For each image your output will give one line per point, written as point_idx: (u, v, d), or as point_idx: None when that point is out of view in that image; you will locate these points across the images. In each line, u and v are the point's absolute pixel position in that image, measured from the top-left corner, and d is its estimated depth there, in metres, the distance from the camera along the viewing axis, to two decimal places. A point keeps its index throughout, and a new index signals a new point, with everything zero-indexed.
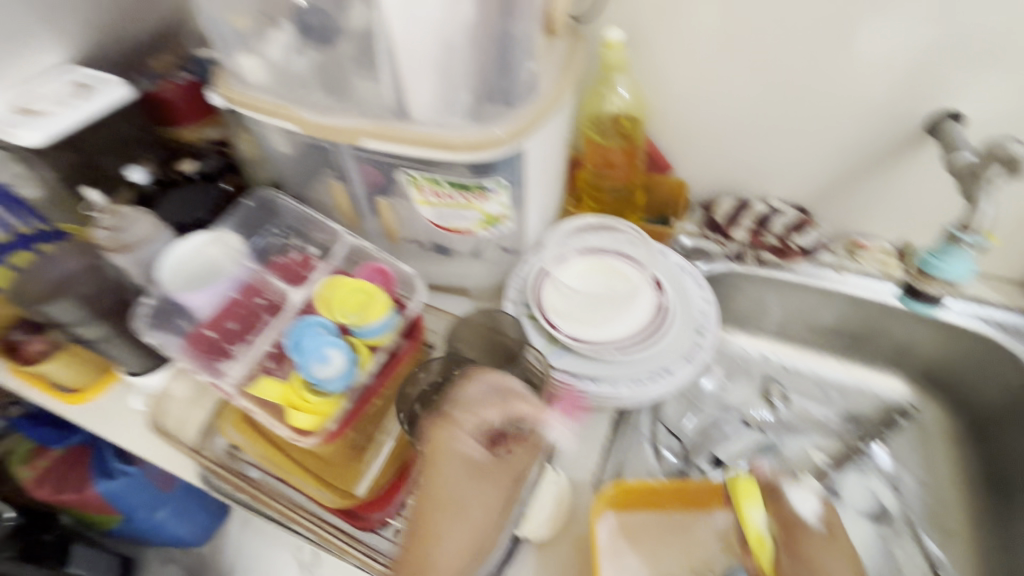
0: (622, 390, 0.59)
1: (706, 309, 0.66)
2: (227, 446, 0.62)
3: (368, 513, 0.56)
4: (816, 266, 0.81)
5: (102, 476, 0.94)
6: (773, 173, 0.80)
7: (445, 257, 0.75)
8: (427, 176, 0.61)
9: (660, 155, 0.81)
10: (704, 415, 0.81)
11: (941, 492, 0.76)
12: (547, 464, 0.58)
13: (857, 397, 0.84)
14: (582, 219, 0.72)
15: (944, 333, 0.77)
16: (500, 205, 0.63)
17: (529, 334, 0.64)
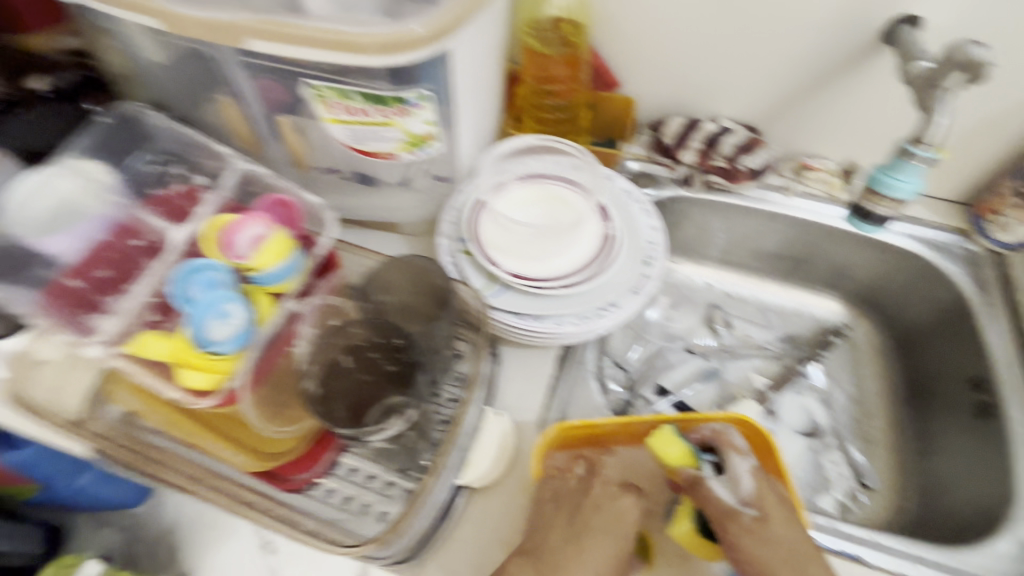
0: (566, 327, 0.55)
1: (655, 238, 0.62)
2: (122, 414, 0.53)
3: (292, 475, 0.51)
4: (763, 189, 0.78)
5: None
6: (722, 88, 0.75)
7: (372, 189, 0.66)
8: (334, 87, 0.51)
9: (606, 69, 0.75)
10: (649, 345, 0.80)
11: (871, 405, 0.77)
12: (485, 406, 0.54)
13: (794, 318, 0.85)
14: (523, 140, 0.65)
15: (884, 254, 0.77)
16: (425, 122, 0.54)
17: (466, 271, 0.58)
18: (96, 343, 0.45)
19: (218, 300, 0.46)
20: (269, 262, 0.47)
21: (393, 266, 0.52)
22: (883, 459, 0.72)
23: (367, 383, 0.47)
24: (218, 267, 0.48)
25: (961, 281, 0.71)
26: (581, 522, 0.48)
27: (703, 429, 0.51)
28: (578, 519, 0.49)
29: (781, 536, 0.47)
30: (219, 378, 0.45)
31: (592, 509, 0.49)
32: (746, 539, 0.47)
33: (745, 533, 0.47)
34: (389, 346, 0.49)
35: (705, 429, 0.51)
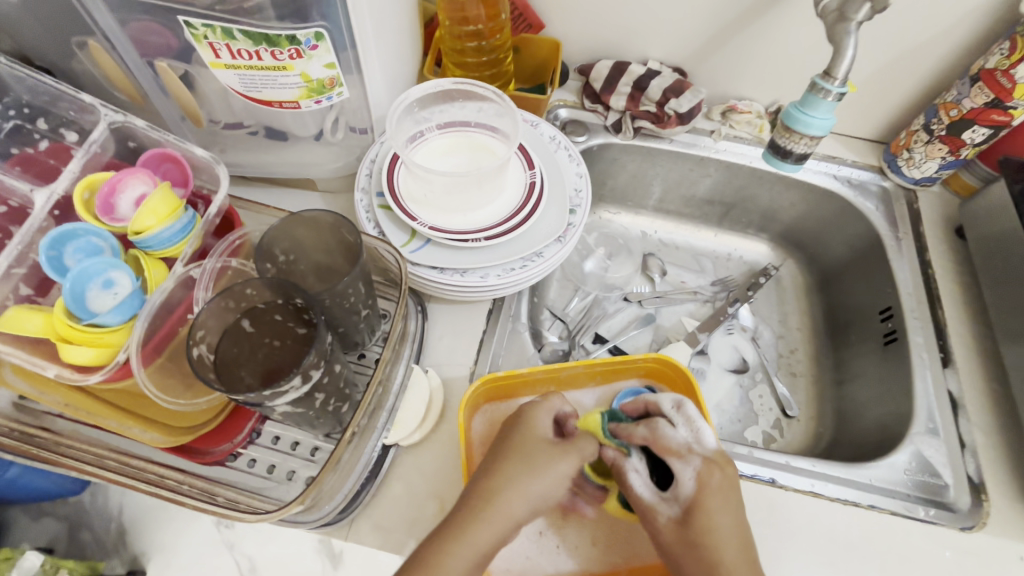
0: (490, 280, 0.54)
1: (580, 184, 0.60)
2: (12, 398, 0.49)
3: (212, 447, 0.49)
4: (692, 133, 0.78)
5: None
6: (647, 29, 0.73)
7: (284, 144, 0.61)
8: (213, 26, 0.46)
9: (531, 12, 0.73)
10: (586, 295, 0.81)
11: (795, 340, 0.81)
12: (413, 363, 0.54)
13: (726, 262, 0.87)
14: (434, 81, 0.59)
15: (806, 194, 0.79)
16: (325, 65, 0.50)
17: (385, 227, 0.56)
18: None
19: (100, 267, 0.42)
20: (154, 224, 0.43)
21: (294, 221, 0.46)
22: (804, 390, 0.76)
23: (275, 348, 0.41)
24: (99, 232, 0.44)
25: (875, 218, 0.73)
26: (540, 453, 0.44)
27: (636, 432, 0.48)
28: (525, 449, 0.45)
29: (714, 531, 0.43)
30: (108, 352, 0.41)
31: (551, 450, 0.45)
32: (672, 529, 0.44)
33: (672, 524, 0.44)
34: (291, 306, 0.42)
35: (639, 432, 0.48)
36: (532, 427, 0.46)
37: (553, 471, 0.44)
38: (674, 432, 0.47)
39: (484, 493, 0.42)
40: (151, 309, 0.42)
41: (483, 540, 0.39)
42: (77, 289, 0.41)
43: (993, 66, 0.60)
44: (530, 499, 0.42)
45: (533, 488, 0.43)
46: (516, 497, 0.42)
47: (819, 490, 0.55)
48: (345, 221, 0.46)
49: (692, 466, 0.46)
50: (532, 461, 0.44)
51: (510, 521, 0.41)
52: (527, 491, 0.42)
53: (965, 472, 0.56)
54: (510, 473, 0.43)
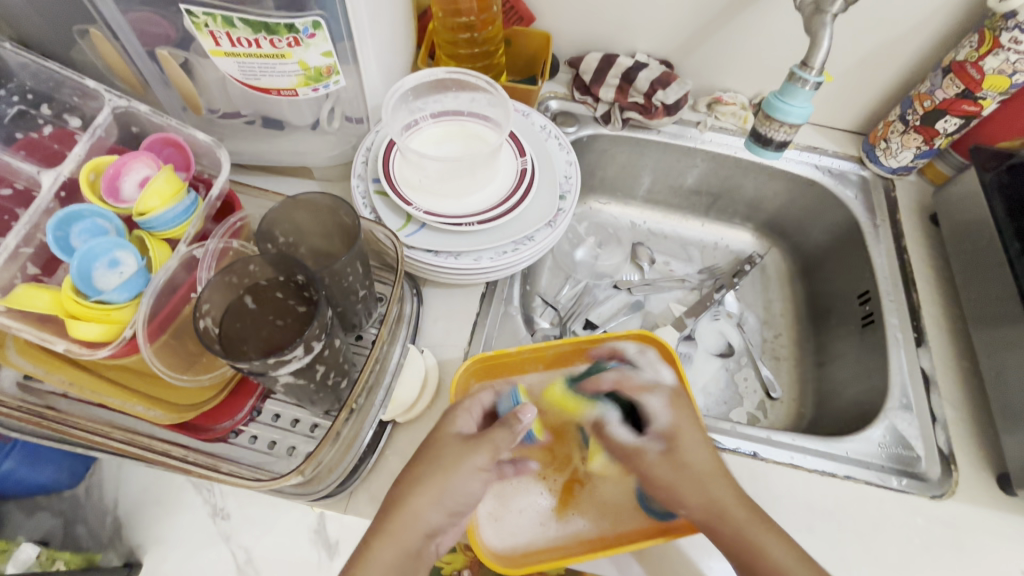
0: (484, 262, 0.56)
1: (570, 172, 0.62)
2: (17, 378, 0.50)
3: (217, 424, 0.50)
4: (679, 125, 0.80)
5: None
6: (635, 23, 0.75)
7: (281, 133, 0.63)
8: (213, 14, 0.47)
9: (521, 5, 0.75)
10: (578, 283, 0.83)
11: (779, 325, 0.83)
12: (410, 343, 0.56)
13: (713, 250, 0.90)
14: (428, 71, 0.60)
15: (789, 183, 0.81)
16: (322, 53, 0.51)
17: (381, 212, 0.57)
18: None
19: (107, 246, 0.43)
20: (158, 205, 0.45)
21: (293, 204, 0.48)
22: (787, 373, 0.79)
23: (279, 325, 0.43)
24: (104, 212, 0.45)
25: (854, 206, 0.76)
26: (452, 454, 0.46)
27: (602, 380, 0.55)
28: (443, 450, 0.46)
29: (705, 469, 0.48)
30: (116, 328, 0.43)
31: (464, 448, 0.46)
32: (680, 424, 0.51)
33: (681, 413, 0.52)
34: (293, 283, 0.44)
35: (606, 378, 0.55)
36: (448, 427, 0.48)
37: (468, 469, 0.45)
38: (640, 374, 0.55)
39: (401, 501, 0.44)
40: (155, 287, 0.44)
41: (405, 541, 0.42)
42: (83, 267, 0.42)
43: (963, 58, 0.63)
44: (446, 503, 0.44)
45: (451, 492, 0.44)
46: (453, 488, 0.44)
47: (798, 462, 0.57)
48: (343, 202, 0.48)
49: (663, 398, 0.52)
50: (443, 462, 0.45)
51: (423, 529, 0.43)
52: (440, 492, 0.44)
53: (936, 444, 0.59)
54: (423, 477, 0.45)
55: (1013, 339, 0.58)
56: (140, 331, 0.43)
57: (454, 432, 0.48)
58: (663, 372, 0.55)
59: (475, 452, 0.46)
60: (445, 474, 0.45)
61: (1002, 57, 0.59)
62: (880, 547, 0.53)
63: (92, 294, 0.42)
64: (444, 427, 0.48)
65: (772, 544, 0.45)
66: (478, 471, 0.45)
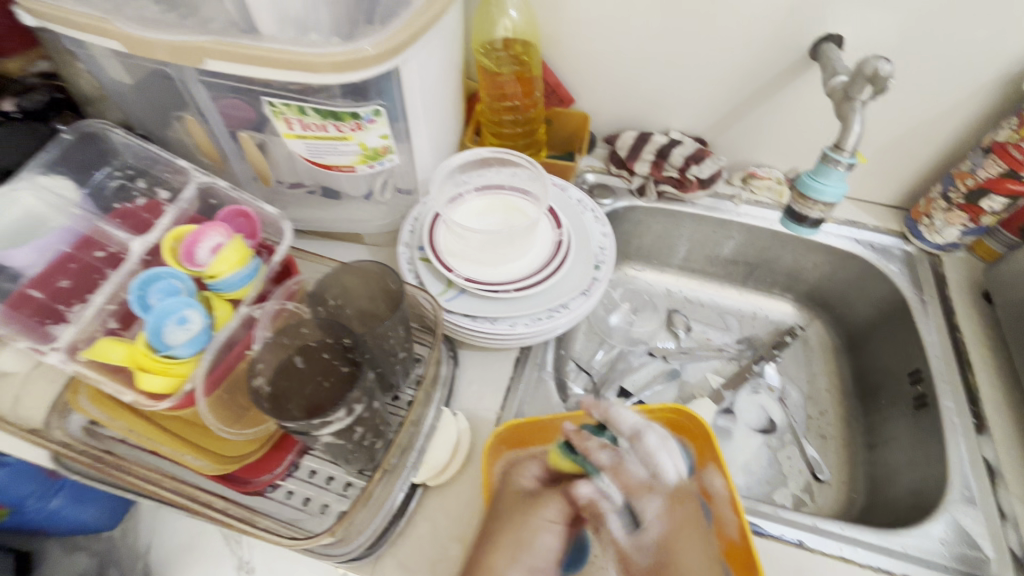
0: (519, 328, 0.58)
1: (604, 243, 0.65)
2: (85, 424, 0.54)
3: (254, 477, 0.52)
4: (714, 198, 0.82)
5: None
6: (669, 104, 0.80)
7: (336, 202, 0.68)
8: (290, 103, 0.54)
9: (563, 89, 0.80)
10: (613, 349, 0.83)
11: (824, 402, 0.80)
12: (444, 407, 0.56)
13: (752, 321, 0.89)
14: (474, 151, 0.66)
15: (829, 256, 0.81)
16: (380, 136, 0.57)
17: (423, 278, 0.61)
18: (51, 349, 0.46)
19: (178, 305, 0.47)
20: (225, 270, 0.49)
21: (343, 270, 0.52)
22: (835, 453, 0.75)
23: (324, 386, 0.45)
24: (179, 273, 0.50)
25: (899, 281, 0.74)
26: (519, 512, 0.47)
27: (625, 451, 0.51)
28: (509, 507, 0.48)
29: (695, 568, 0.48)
30: (178, 381, 0.46)
31: (529, 510, 0.47)
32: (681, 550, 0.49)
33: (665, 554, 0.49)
34: (341, 345, 0.47)
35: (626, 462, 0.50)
36: (512, 483, 0.50)
37: (539, 523, 0.47)
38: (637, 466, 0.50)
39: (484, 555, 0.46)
40: (216, 344, 0.48)
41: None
42: (156, 324, 0.47)
43: (1004, 140, 0.63)
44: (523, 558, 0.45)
45: (523, 544, 0.46)
46: (521, 547, 0.46)
47: (848, 555, 0.53)
48: (388, 271, 0.51)
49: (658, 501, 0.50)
50: (513, 516, 0.47)
51: None
52: (516, 547, 0.46)
53: (1007, 544, 0.54)
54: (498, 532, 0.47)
55: None
56: (200, 390, 0.46)
57: (519, 490, 0.50)
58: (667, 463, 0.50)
59: (541, 507, 0.47)
60: (519, 540, 0.46)
61: None
62: None
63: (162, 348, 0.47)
64: (508, 484, 0.50)
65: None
66: (551, 524, 0.47)
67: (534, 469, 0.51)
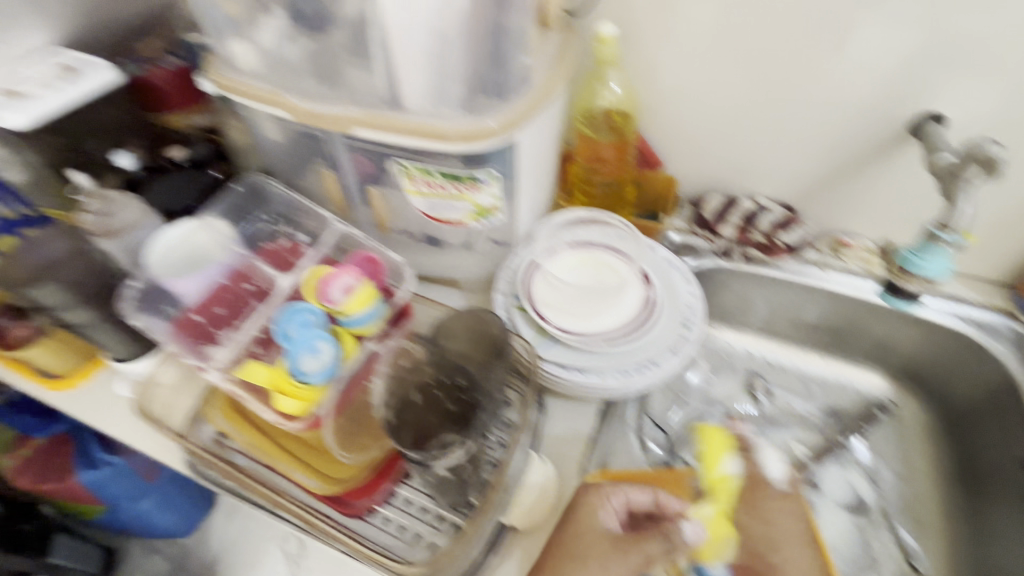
0: (610, 381, 0.60)
1: (693, 302, 0.67)
2: (214, 434, 0.61)
3: (354, 500, 0.56)
4: (801, 263, 0.82)
5: (86, 466, 0.90)
6: (759, 171, 0.82)
7: (436, 249, 0.75)
8: (419, 165, 0.61)
9: (650, 152, 0.83)
10: (690, 408, 0.82)
11: (920, 485, 0.76)
12: (533, 452, 0.58)
13: (836, 391, 0.85)
14: (574, 211, 0.73)
15: (925, 330, 0.78)
16: (492, 196, 0.63)
17: (518, 325, 0.65)
18: (213, 368, 0.55)
19: (313, 338, 0.54)
20: (356, 308, 0.56)
21: (456, 315, 0.57)
22: (935, 542, 0.72)
23: (435, 422, 0.50)
24: (314, 308, 0.56)
25: (1009, 364, 0.72)
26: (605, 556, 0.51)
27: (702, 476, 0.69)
28: (589, 548, 0.51)
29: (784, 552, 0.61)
30: (306, 405, 0.53)
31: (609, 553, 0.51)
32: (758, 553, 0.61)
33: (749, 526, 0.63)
34: (453, 384, 0.52)
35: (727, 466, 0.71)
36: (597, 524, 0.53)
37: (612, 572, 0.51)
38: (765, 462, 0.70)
39: None
40: (343, 379, 0.56)
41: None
42: (295, 354, 0.53)
43: None
44: None
45: None
46: None
47: None
48: (490, 317, 0.56)
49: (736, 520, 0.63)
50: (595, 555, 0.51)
51: None
52: None
53: None
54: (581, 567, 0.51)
55: None
56: (326, 412, 0.54)
57: (603, 532, 0.53)
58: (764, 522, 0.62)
59: (624, 559, 0.52)
60: None
61: None
62: None
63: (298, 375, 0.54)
64: (590, 521, 0.53)
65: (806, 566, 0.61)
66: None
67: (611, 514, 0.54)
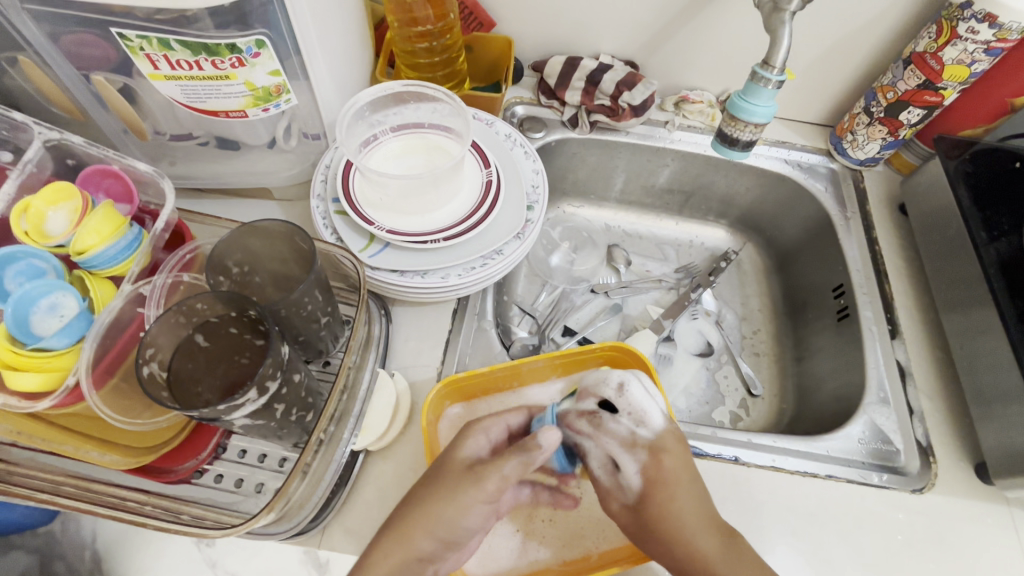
0: (452, 280, 0.55)
1: (537, 181, 0.62)
2: None
3: (176, 465, 0.48)
4: (647, 125, 0.79)
5: None
6: (597, 25, 0.74)
7: (236, 154, 0.60)
8: (148, 36, 0.44)
9: (481, 11, 0.73)
10: (555, 289, 0.81)
11: (755, 322, 0.83)
12: (379, 368, 0.54)
13: (689, 249, 0.89)
14: (384, 85, 0.59)
15: (760, 179, 0.81)
16: (269, 72, 0.49)
17: (341, 232, 0.56)
18: None
19: (38, 291, 0.41)
20: (96, 243, 0.43)
21: (252, 234, 0.46)
22: (768, 367, 0.79)
23: (235, 364, 0.42)
24: (37, 253, 0.43)
25: (825, 199, 0.76)
26: (456, 485, 0.42)
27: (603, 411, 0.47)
28: (444, 480, 0.43)
29: (668, 486, 0.45)
30: (55, 378, 0.40)
31: (464, 477, 0.42)
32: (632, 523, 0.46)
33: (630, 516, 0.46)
34: (246, 317, 0.42)
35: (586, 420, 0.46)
36: (458, 452, 0.44)
37: (472, 503, 0.42)
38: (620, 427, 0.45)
39: (403, 515, 0.42)
40: (99, 328, 0.42)
41: (416, 548, 0.41)
42: (19, 314, 0.41)
43: (923, 49, 0.63)
44: (441, 534, 0.41)
45: (443, 525, 0.41)
46: (426, 532, 0.41)
47: (779, 465, 0.57)
48: (297, 229, 0.46)
49: (639, 456, 0.45)
50: (445, 490, 0.42)
51: (418, 558, 0.41)
52: (442, 529, 0.41)
53: (914, 436, 0.59)
54: (427, 506, 0.42)
55: (984, 324, 0.58)
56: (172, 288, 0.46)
57: (455, 461, 0.44)
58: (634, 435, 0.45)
59: (480, 486, 0.42)
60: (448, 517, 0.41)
61: (960, 47, 0.59)
62: (862, 546, 0.53)
63: (31, 343, 0.41)
64: (450, 454, 0.45)
65: (700, 535, 0.44)
66: (483, 504, 0.42)
67: (480, 442, 0.45)
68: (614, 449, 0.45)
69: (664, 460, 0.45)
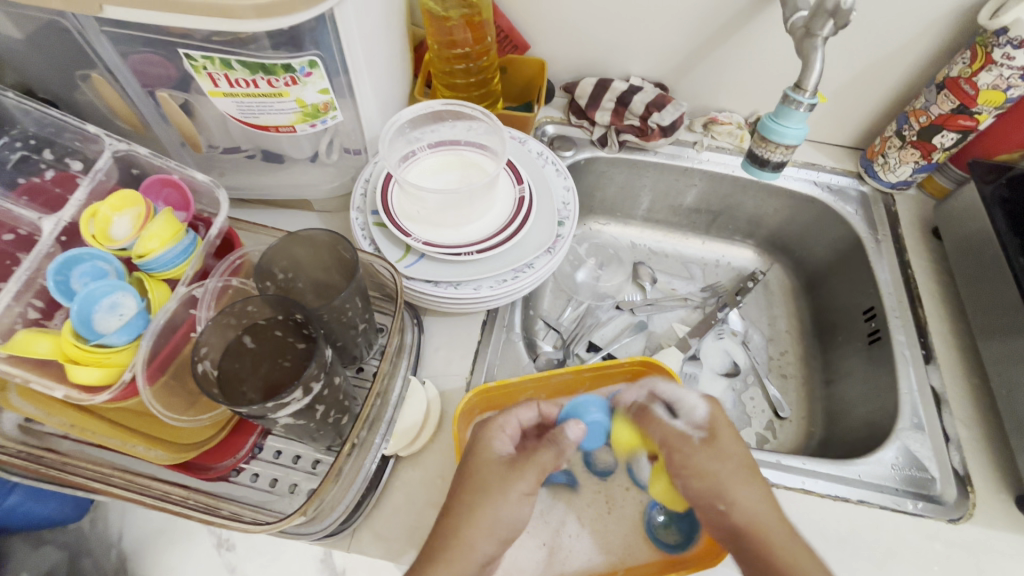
0: (484, 292, 0.56)
1: (568, 198, 0.63)
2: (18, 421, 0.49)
3: (214, 463, 0.50)
4: (676, 145, 0.80)
5: None
6: (629, 49, 0.77)
7: (281, 167, 0.63)
8: (211, 56, 0.48)
9: (517, 35, 0.76)
10: (580, 304, 0.82)
11: (783, 343, 0.82)
12: (411, 375, 0.55)
13: (715, 268, 0.89)
14: (424, 104, 0.61)
15: (788, 200, 0.81)
16: (318, 90, 0.52)
17: (379, 243, 0.58)
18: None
19: (101, 290, 0.44)
20: (157, 247, 0.46)
21: (297, 244, 0.49)
22: (796, 389, 0.78)
23: (279, 365, 0.44)
24: (104, 255, 0.46)
25: (855, 222, 0.76)
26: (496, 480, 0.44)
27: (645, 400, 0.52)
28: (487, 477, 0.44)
29: (724, 471, 0.45)
30: (113, 373, 0.43)
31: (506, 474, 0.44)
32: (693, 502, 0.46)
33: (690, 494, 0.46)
34: (292, 321, 0.44)
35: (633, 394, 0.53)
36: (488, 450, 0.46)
37: (513, 496, 0.43)
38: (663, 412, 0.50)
39: (458, 513, 0.42)
40: (155, 328, 0.44)
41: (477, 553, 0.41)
42: (84, 312, 0.43)
43: (957, 74, 0.63)
44: (495, 533, 0.42)
45: (493, 522, 0.42)
46: (482, 534, 0.41)
47: (809, 487, 0.56)
48: (340, 238, 0.48)
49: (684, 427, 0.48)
50: (489, 487, 0.43)
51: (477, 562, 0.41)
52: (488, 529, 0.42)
53: (950, 464, 0.58)
54: (476, 510, 0.42)
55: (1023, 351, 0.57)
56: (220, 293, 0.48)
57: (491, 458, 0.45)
58: (686, 400, 0.49)
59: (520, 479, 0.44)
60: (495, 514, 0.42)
61: (995, 72, 0.59)
62: None
63: (92, 338, 0.43)
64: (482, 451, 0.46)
65: (769, 526, 0.43)
66: (526, 497, 0.44)
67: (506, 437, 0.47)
68: (672, 399, 0.50)
69: (720, 429, 0.47)
